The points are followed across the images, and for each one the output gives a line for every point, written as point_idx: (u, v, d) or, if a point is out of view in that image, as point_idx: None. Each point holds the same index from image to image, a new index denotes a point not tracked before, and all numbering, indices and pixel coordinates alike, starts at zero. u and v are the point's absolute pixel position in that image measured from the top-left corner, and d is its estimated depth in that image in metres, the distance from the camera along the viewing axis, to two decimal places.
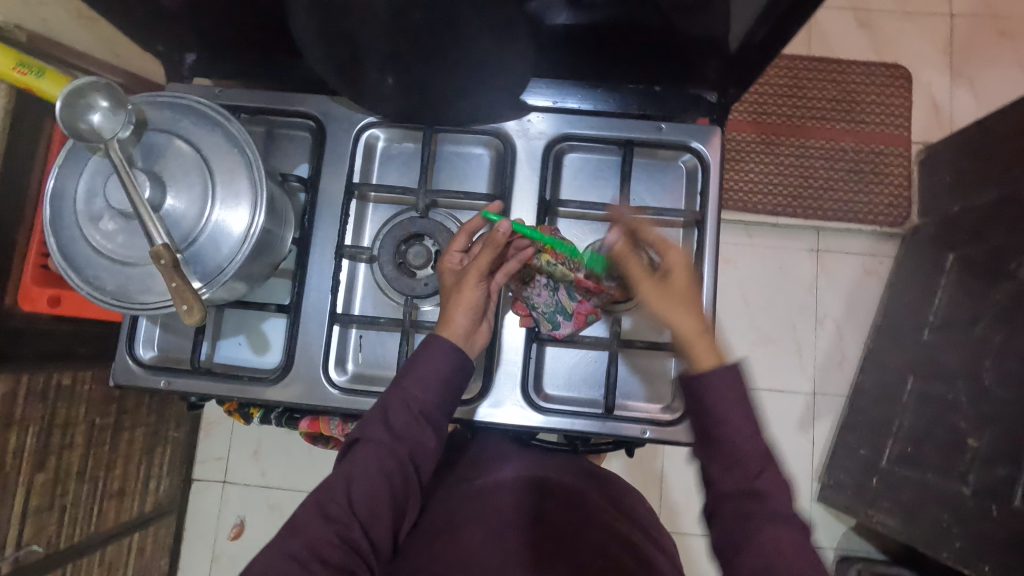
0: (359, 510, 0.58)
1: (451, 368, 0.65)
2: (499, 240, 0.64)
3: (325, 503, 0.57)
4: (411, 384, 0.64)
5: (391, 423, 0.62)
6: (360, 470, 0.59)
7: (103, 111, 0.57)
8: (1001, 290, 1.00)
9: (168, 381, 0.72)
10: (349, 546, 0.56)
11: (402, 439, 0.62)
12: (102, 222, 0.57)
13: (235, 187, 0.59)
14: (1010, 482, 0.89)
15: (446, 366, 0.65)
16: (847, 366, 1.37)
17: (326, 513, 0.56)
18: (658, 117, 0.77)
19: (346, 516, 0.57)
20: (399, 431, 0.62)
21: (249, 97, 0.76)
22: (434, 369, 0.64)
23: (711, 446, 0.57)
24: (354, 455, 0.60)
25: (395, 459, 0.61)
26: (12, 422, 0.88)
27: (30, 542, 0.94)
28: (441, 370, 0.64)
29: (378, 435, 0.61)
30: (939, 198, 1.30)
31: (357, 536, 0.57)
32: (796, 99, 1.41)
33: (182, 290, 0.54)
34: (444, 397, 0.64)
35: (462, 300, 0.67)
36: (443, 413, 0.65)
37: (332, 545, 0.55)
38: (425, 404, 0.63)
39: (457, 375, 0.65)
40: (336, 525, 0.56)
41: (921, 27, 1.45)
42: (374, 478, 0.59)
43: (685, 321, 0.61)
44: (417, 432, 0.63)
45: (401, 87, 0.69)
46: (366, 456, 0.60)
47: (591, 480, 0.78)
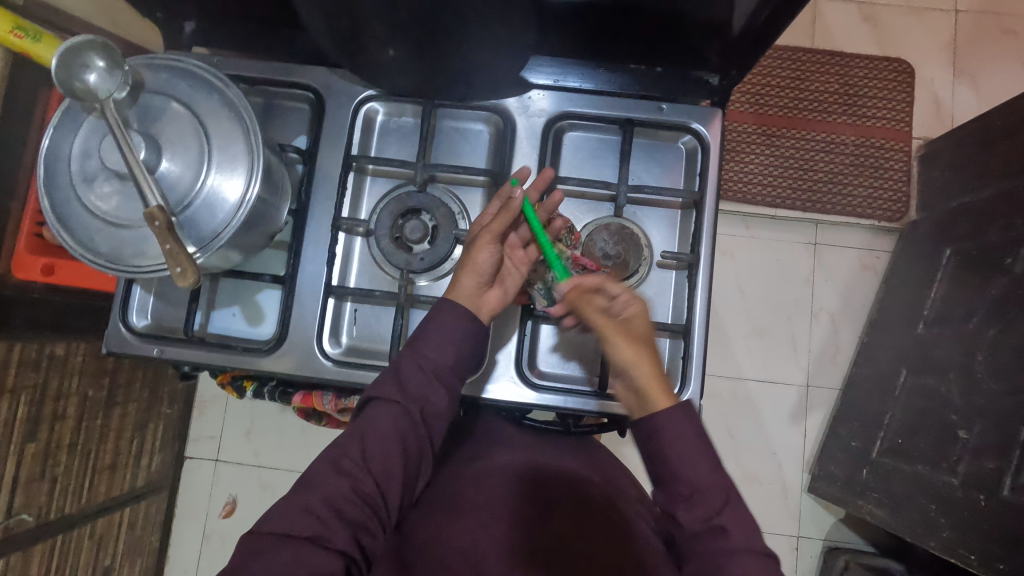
0: (373, 466, 0.59)
1: (465, 332, 0.65)
2: (513, 207, 0.67)
3: (340, 459, 0.59)
4: (426, 345, 0.64)
5: (404, 384, 0.63)
6: (373, 428, 0.60)
7: (99, 72, 0.56)
8: (996, 285, 1.01)
9: (161, 350, 0.71)
10: (363, 501, 0.57)
11: (414, 400, 0.63)
12: (98, 184, 0.56)
13: (231, 152, 0.58)
14: (999, 474, 0.90)
15: (458, 332, 0.65)
16: (841, 360, 1.38)
17: (340, 468, 0.58)
18: (659, 97, 0.77)
19: (360, 472, 0.58)
20: (412, 392, 0.63)
21: (247, 66, 0.75)
22: (447, 332, 0.65)
23: (669, 488, 0.60)
24: (368, 413, 0.62)
25: (406, 418, 0.62)
26: (4, 390, 0.88)
27: (20, 511, 0.94)
28: (454, 334, 0.65)
29: (392, 394, 0.62)
30: (937, 192, 1.30)
31: (370, 491, 0.58)
32: (797, 90, 1.40)
33: (176, 252, 0.54)
34: (457, 360, 0.65)
35: (472, 262, 0.67)
36: (456, 376, 0.66)
37: (347, 499, 0.56)
38: (437, 365, 0.64)
39: (471, 337, 0.66)
40: (349, 479, 0.58)
41: (926, 22, 1.45)
42: (386, 436, 0.60)
43: (643, 368, 0.63)
44: (428, 392, 0.64)
45: (401, 60, 0.68)
46: (380, 415, 0.61)
47: (590, 464, 0.78)
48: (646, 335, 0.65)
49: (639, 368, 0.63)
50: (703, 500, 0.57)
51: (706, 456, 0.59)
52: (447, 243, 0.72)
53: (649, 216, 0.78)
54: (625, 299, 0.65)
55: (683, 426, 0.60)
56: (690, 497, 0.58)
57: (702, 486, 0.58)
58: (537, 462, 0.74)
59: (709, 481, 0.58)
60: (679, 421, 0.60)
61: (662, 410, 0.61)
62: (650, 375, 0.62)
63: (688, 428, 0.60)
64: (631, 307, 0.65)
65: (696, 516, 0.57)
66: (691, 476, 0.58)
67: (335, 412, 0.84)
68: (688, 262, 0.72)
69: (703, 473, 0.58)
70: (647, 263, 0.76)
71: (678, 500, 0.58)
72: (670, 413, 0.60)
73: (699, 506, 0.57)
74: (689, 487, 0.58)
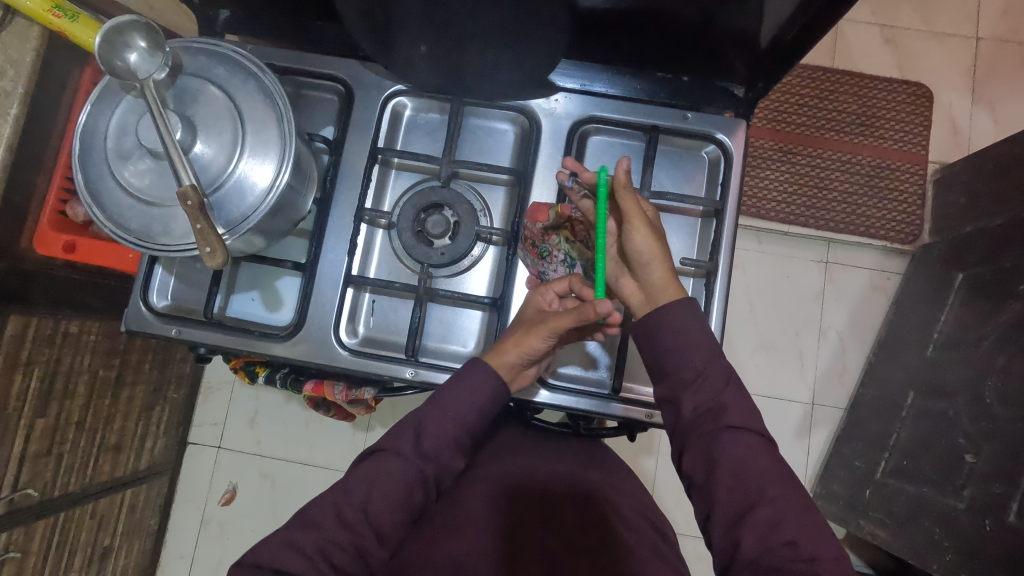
0: (373, 519, 0.58)
1: (490, 396, 0.64)
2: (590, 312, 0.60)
3: (342, 507, 0.57)
4: (449, 408, 0.63)
5: (422, 444, 0.61)
6: (379, 480, 0.59)
7: (140, 51, 0.58)
8: (1008, 310, 1.01)
9: (179, 330, 0.72)
10: (358, 551, 0.56)
11: (429, 460, 0.62)
12: (132, 161, 0.57)
13: (265, 137, 0.59)
14: (1004, 499, 0.89)
15: (480, 397, 0.64)
16: (847, 380, 1.37)
17: (342, 517, 0.56)
18: (684, 106, 0.77)
19: (360, 524, 0.57)
20: (428, 453, 0.61)
21: (280, 55, 0.76)
22: (473, 394, 0.64)
23: (671, 378, 0.62)
24: (375, 463, 0.60)
25: (418, 477, 0.61)
26: (18, 363, 0.88)
27: (25, 486, 0.94)
28: (479, 399, 0.64)
29: (406, 451, 0.61)
30: (951, 217, 1.30)
31: (368, 542, 0.57)
32: (815, 109, 1.41)
33: (206, 232, 0.55)
34: (478, 423, 0.64)
35: (523, 344, 0.64)
36: (473, 437, 0.65)
37: (341, 548, 0.55)
38: (459, 428, 0.63)
39: (495, 405, 0.65)
40: (350, 531, 0.56)
41: (947, 48, 1.46)
42: (393, 492, 0.59)
43: (659, 264, 0.64)
44: (445, 455, 0.62)
45: (432, 56, 0.69)
46: (391, 470, 0.60)
47: (589, 463, 0.78)
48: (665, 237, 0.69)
49: (658, 261, 0.64)
50: (708, 386, 0.59)
51: (706, 347, 0.61)
52: (468, 239, 0.73)
53: (669, 222, 0.78)
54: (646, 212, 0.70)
55: (684, 317, 0.62)
56: (695, 382, 0.60)
57: (703, 373, 0.60)
58: (537, 466, 0.74)
59: (710, 367, 0.60)
60: (684, 314, 0.62)
61: (672, 303, 0.63)
62: (663, 272, 0.64)
63: (693, 319, 0.62)
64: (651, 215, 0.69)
65: (698, 400, 0.59)
66: (691, 363, 0.61)
67: (345, 403, 0.85)
68: (707, 269, 0.73)
69: (703, 358, 0.60)
70: None
71: (684, 388, 0.60)
72: (679, 304, 0.63)
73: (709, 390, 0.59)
74: (691, 373, 0.60)
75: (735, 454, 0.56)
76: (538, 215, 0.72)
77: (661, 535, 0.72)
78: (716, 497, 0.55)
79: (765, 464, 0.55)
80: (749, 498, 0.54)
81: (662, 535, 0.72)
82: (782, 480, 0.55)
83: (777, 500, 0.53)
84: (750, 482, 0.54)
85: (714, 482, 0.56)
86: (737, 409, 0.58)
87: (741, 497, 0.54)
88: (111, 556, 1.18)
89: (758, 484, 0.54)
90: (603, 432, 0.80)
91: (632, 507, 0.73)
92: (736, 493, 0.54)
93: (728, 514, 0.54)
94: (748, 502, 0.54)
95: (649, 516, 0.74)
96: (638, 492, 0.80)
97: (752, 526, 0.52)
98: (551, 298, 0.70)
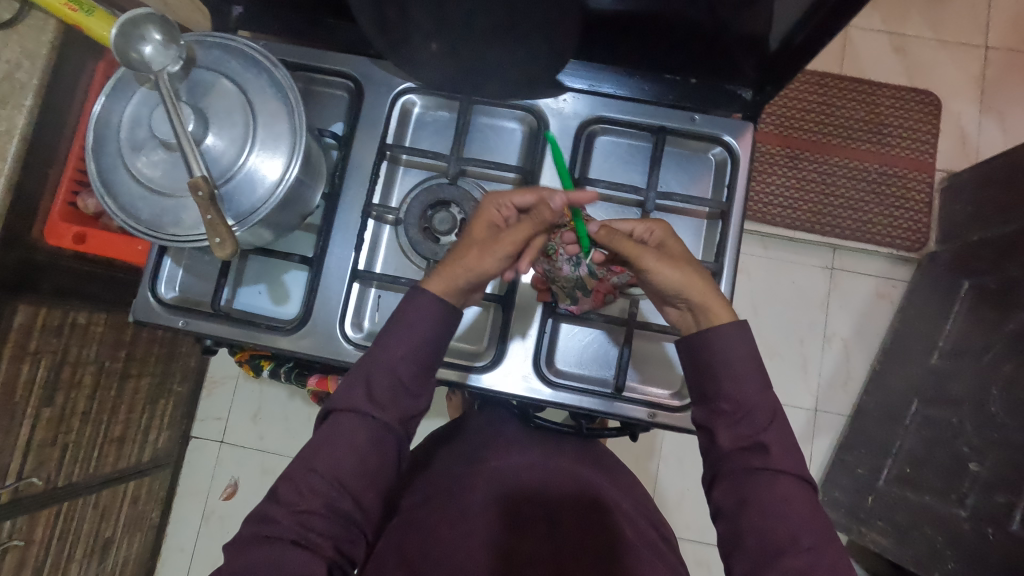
0: (346, 479, 0.56)
1: (434, 324, 0.62)
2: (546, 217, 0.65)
3: (311, 477, 0.56)
4: (395, 345, 0.61)
5: (375, 394, 0.59)
6: (342, 439, 0.57)
7: (155, 44, 0.59)
8: (1014, 319, 1.00)
9: (186, 322, 0.73)
10: (340, 516, 0.55)
11: (387, 405, 0.59)
12: (145, 152, 0.58)
13: (275, 131, 0.60)
14: (1007, 509, 0.89)
15: (423, 326, 0.62)
16: (851, 387, 1.37)
17: (311, 486, 0.55)
18: (692, 109, 0.78)
19: (333, 490, 0.56)
20: (383, 398, 0.59)
21: (292, 51, 0.77)
22: (419, 328, 0.62)
23: (712, 404, 0.58)
24: (334, 425, 0.58)
25: (381, 425, 0.59)
26: (26, 352, 0.89)
27: (30, 475, 0.95)
28: (424, 331, 0.62)
29: (361, 403, 0.59)
30: (958, 227, 1.30)
31: (347, 505, 0.56)
32: (822, 115, 1.41)
33: (216, 223, 0.56)
34: (428, 358, 0.62)
35: (477, 266, 0.63)
36: (427, 372, 0.62)
37: (319, 515, 0.55)
38: (408, 362, 0.61)
39: (445, 331, 0.63)
40: (323, 498, 0.55)
41: (956, 56, 1.46)
42: (359, 446, 0.57)
43: (693, 286, 0.61)
44: (403, 397, 0.60)
45: (443, 54, 0.70)
46: (349, 424, 0.58)
47: (591, 464, 0.79)
48: (685, 257, 0.64)
49: (688, 284, 0.61)
50: (751, 419, 0.56)
51: (756, 377, 0.58)
52: None
53: (675, 223, 0.78)
54: (647, 226, 0.66)
55: (739, 340, 0.59)
56: (738, 414, 0.56)
57: (750, 404, 0.56)
58: (541, 463, 0.74)
59: (759, 400, 0.56)
60: (733, 337, 0.59)
61: (720, 326, 0.59)
62: (704, 290, 0.61)
63: (744, 346, 0.59)
64: (656, 232, 0.66)
65: (736, 434, 0.56)
66: (740, 395, 0.57)
67: None
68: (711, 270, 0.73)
69: (752, 392, 0.57)
70: None
71: (720, 416, 0.57)
72: (729, 326, 0.59)
73: (746, 424, 0.56)
74: (736, 404, 0.57)
75: (770, 496, 0.52)
76: None
77: (663, 537, 0.73)
78: (742, 535, 0.53)
79: (795, 504, 0.52)
80: (777, 546, 0.51)
81: (664, 538, 0.73)
82: (799, 484, 0.53)
83: (792, 512, 0.52)
84: (781, 522, 0.51)
85: (743, 517, 0.53)
86: (780, 450, 0.54)
87: (767, 540, 0.51)
88: (112, 548, 1.19)
89: (792, 531, 0.51)
90: (604, 433, 0.79)
91: (635, 510, 0.74)
92: (764, 535, 0.51)
93: (754, 556, 0.51)
94: (776, 549, 0.51)
95: (651, 518, 0.75)
96: (638, 494, 0.80)
97: (776, 569, 0.50)
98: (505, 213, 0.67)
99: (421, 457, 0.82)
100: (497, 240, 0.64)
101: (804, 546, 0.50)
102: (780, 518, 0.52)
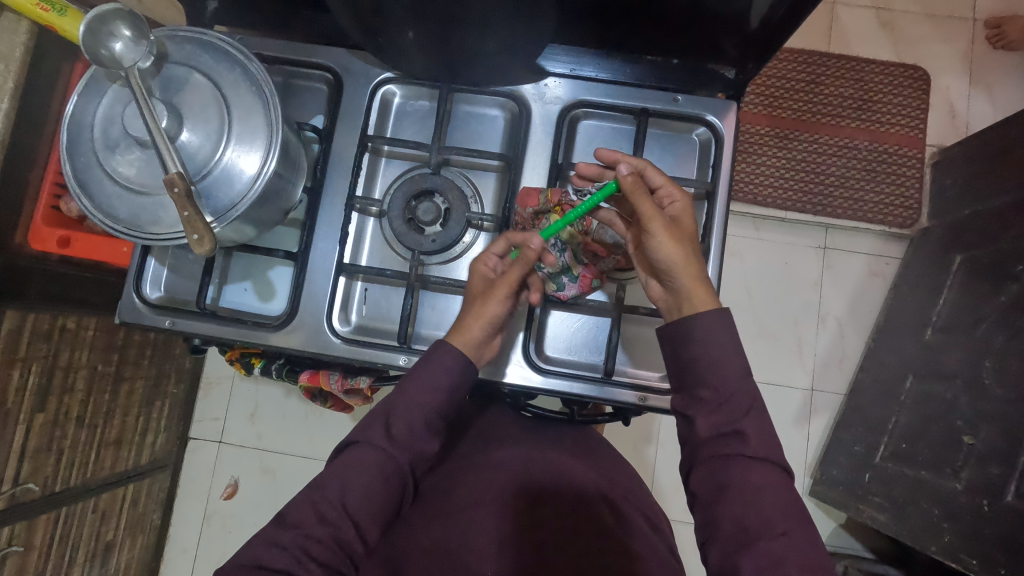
0: (355, 512, 0.57)
1: (459, 372, 0.62)
2: (532, 257, 0.64)
3: (319, 502, 0.56)
4: (414, 390, 0.61)
5: (393, 430, 0.60)
6: (354, 475, 0.57)
7: (125, 40, 0.57)
8: (1005, 292, 1.00)
9: (173, 321, 0.72)
10: (342, 546, 0.56)
11: (402, 447, 0.60)
12: (120, 151, 0.57)
13: (251, 124, 0.59)
14: (1002, 480, 0.89)
15: (447, 376, 0.62)
16: (847, 365, 1.37)
17: (321, 513, 0.56)
18: (675, 89, 0.77)
19: (340, 518, 0.56)
20: (399, 440, 0.60)
21: (269, 46, 0.76)
22: (441, 375, 0.62)
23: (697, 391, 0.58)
24: (349, 457, 0.58)
25: (394, 465, 0.59)
26: (15, 358, 0.89)
27: (26, 480, 0.95)
28: (447, 378, 0.62)
29: (378, 440, 0.59)
30: (949, 201, 1.30)
31: (352, 538, 0.56)
32: (810, 93, 1.40)
33: (194, 220, 0.55)
34: (449, 405, 0.62)
35: (484, 313, 0.64)
36: (444, 419, 0.63)
37: (324, 545, 0.54)
38: (426, 408, 0.61)
39: (464, 383, 0.63)
40: (331, 527, 0.56)
41: (944, 30, 1.45)
42: (372, 485, 0.57)
43: (687, 269, 0.60)
44: (417, 438, 0.61)
45: (420, 42, 0.68)
46: (365, 461, 0.58)
47: (585, 457, 0.78)
48: (691, 233, 0.63)
49: (684, 265, 0.60)
50: (732, 403, 0.55)
51: (735, 364, 0.57)
52: (459, 226, 0.72)
53: None
54: (669, 191, 0.66)
55: (719, 331, 0.57)
56: (716, 403, 0.56)
57: (731, 392, 0.56)
58: (531, 456, 0.73)
59: (741, 386, 0.56)
60: (714, 323, 0.57)
61: (699, 313, 0.58)
62: (692, 277, 0.60)
63: (725, 336, 0.57)
64: (675, 204, 0.65)
65: (713, 420, 0.56)
66: (718, 382, 0.56)
67: (342, 392, 0.84)
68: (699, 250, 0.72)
69: (733, 378, 0.56)
70: None
71: (701, 404, 0.57)
72: (709, 313, 0.58)
73: (724, 413, 0.55)
74: (717, 392, 0.56)
75: (749, 472, 0.52)
76: (529, 199, 0.72)
77: (658, 533, 0.72)
78: (718, 520, 0.52)
79: (783, 485, 0.52)
80: (753, 530, 0.51)
81: (659, 533, 0.72)
82: (780, 471, 0.53)
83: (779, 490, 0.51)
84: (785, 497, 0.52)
85: (720, 504, 0.53)
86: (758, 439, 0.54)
87: (747, 522, 0.51)
88: (114, 550, 1.19)
89: (768, 518, 0.51)
90: (598, 417, 0.79)
91: (629, 505, 0.73)
92: (767, 510, 0.51)
93: (726, 543, 0.51)
94: (749, 535, 0.50)
95: (647, 514, 0.75)
96: (633, 485, 0.80)
97: (752, 555, 0.49)
98: (497, 262, 0.68)
99: None
100: (494, 287, 0.65)
101: (779, 529, 0.50)
102: (756, 504, 0.51)
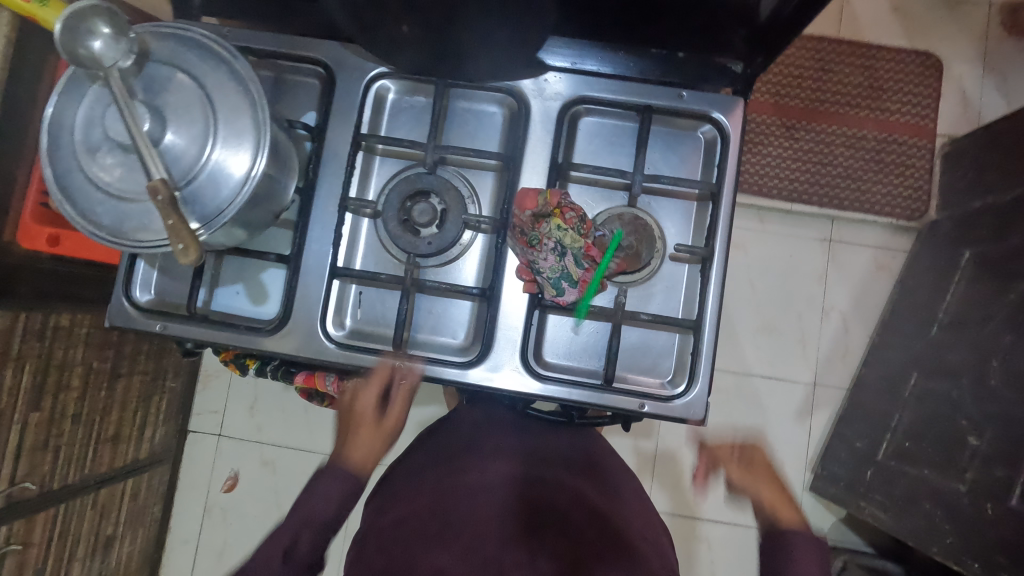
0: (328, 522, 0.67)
1: (346, 490, 0.68)
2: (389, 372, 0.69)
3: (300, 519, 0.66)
4: (353, 449, 0.69)
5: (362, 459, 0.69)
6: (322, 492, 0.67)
7: (104, 38, 0.54)
8: (1015, 290, 0.98)
9: (165, 326, 0.70)
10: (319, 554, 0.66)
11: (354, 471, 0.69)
12: (100, 155, 0.55)
13: (238, 126, 0.57)
14: (1007, 483, 0.88)
15: (342, 486, 0.68)
16: (851, 360, 1.36)
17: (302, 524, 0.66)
18: (680, 84, 0.73)
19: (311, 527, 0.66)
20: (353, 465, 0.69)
21: (258, 39, 0.73)
22: (358, 449, 0.69)
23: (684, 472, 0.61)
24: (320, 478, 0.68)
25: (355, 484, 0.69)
26: (9, 357, 0.88)
27: (23, 479, 0.95)
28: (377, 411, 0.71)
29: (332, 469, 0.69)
30: (959, 193, 1.27)
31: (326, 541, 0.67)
32: (819, 81, 1.36)
33: (179, 228, 0.53)
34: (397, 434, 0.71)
35: (358, 450, 0.69)
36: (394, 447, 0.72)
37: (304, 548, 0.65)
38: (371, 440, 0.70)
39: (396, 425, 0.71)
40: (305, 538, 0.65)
41: (958, 15, 1.40)
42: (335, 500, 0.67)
43: (768, 492, 0.72)
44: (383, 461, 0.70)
45: (414, 36, 0.66)
46: (324, 487, 0.68)
47: (582, 473, 0.78)
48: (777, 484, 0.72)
49: (769, 500, 0.71)
50: None
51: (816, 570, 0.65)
52: (456, 228, 0.70)
53: (664, 207, 0.75)
54: (749, 452, 0.76)
55: (810, 553, 0.66)
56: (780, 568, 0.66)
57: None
58: (526, 475, 0.74)
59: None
60: (809, 551, 0.67)
61: (795, 542, 0.67)
62: (773, 495, 0.71)
63: (815, 556, 0.66)
64: (753, 451, 0.76)
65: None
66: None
67: (339, 394, 0.83)
68: (702, 255, 0.70)
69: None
70: (660, 255, 0.73)
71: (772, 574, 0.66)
72: (802, 536, 0.67)
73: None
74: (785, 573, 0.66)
75: None
76: (526, 202, 0.69)
77: (655, 554, 0.72)
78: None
79: None
80: None
81: (657, 555, 0.72)
82: None
83: None
84: None
85: None
86: None
87: None
88: (116, 544, 1.20)
89: None
90: (599, 421, 0.78)
91: (624, 525, 0.73)
92: None
93: None
94: None
95: (646, 535, 0.75)
96: (634, 500, 0.80)
97: None
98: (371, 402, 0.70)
99: (415, 459, 0.82)
100: (383, 421, 0.71)
101: None
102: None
